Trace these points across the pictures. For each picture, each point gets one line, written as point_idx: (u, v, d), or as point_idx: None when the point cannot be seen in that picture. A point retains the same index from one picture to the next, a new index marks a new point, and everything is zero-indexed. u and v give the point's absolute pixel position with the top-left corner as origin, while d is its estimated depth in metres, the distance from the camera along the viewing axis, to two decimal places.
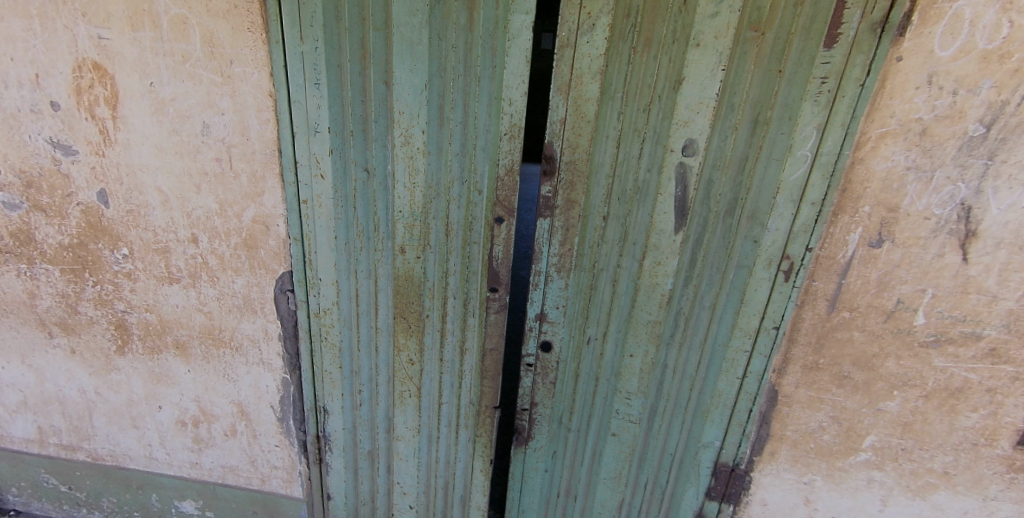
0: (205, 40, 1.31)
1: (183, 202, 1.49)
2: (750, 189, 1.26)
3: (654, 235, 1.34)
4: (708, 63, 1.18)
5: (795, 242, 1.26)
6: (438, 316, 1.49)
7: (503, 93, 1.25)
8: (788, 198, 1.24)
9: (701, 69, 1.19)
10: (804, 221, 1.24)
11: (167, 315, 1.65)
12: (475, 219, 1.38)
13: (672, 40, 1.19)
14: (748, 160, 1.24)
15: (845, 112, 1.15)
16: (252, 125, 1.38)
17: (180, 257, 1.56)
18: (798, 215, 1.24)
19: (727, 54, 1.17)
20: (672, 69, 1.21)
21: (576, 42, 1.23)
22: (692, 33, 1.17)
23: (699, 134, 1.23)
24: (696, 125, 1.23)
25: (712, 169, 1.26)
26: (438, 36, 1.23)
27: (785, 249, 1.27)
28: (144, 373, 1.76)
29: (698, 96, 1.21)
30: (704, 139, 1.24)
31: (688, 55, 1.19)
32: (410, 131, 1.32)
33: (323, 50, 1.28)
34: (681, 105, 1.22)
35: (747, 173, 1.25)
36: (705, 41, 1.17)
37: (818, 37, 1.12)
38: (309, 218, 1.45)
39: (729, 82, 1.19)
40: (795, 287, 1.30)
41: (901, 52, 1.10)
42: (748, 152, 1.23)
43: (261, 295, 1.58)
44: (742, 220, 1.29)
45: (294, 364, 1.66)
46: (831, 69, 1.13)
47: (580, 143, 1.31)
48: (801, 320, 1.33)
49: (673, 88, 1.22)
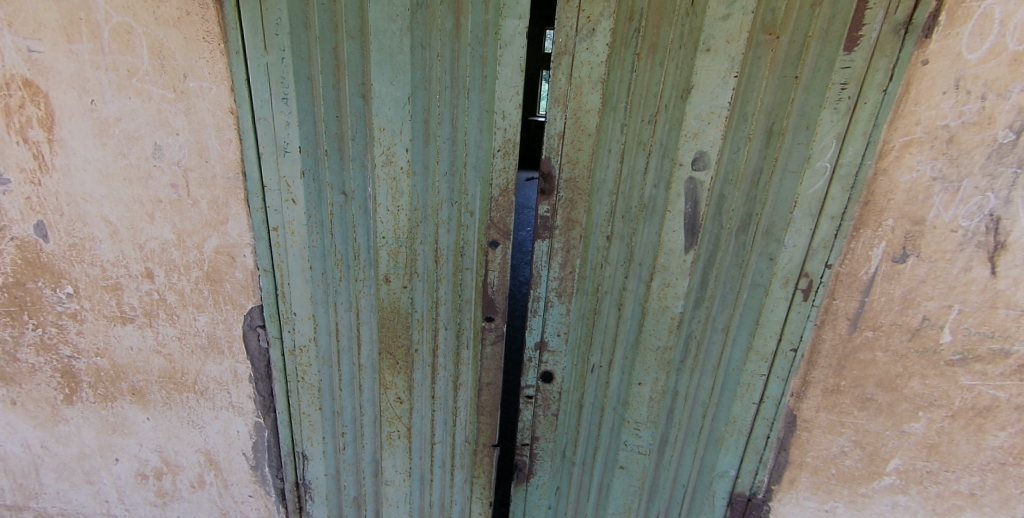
0: (153, 52, 1.15)
1: (135, 233, 1.32)
2: (766, 204, 1.16)
3: (662, 255, 1.23)
4: (719, 69, 1.08)
5: (815, 259, 1.17)
6: (428, 350, 1.35)
7: (496, 106, 1.14)
8: (807, 213, 1.14)
9: (712, 76, 1.08)
10: (823, 236, 1.15)
11: (121, 358, 1.47)
12: (467, 244, 1.25)
13: (680, 45, 1.09)
14: (762, 173, 1.14)
15: (866, 120, 1.06)
16: (212, 145, 1.22)
17: (133, 294, 1.38)
18: (817, 231, 1.15)
19: (739, 60, 1.07)
20: (679, 76, 1.11)
21: (575, 49, 1.13)
22: (701, 37, 1.07)
23: (711, 146, 1.13)
24: (707, 136, 1.12)
25: (724, 184, 1.16)
26: (421, 44, 1.10)
27: (804, 266, 1.18)
28: (96, 423, 1.56)
29: (707, 105, 1.10)
30: (715, 152, 1.13)
31: (697, 61, 1.08)
32: (391, 149, 1.18)
33: (291, 62, 1.13)
34: (689, 115, 1.11)
35: (761, 187, 1.15)
36: (716, 45, 1.06)
37: (837, 39, 1.03)
38: (281, 247, 1.30)
39: (741, 89, 1.09)
40: (814, 306, 1.21)
41: (927, 55, 1.02)
42: (762, 165, 1.14)
43: (227, 333, 1.41)
44: (758, 237, 1.19)
45: (268, 407, 1.49)
46: (852, 74, 1.04)
47: (581, 158, 1.21)
48: (821, 341, 1.24)
49: (681, 97, 1.12)
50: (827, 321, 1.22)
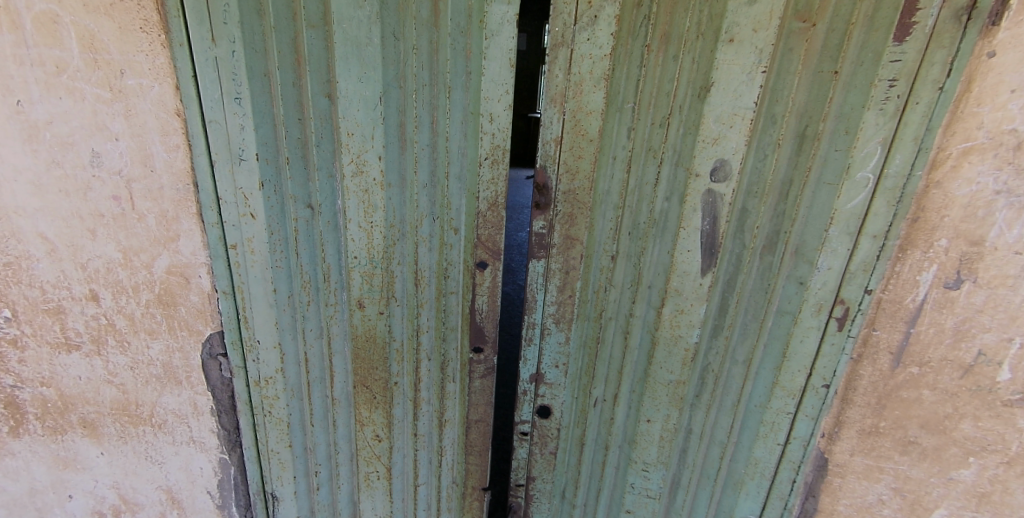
0: (84, 44, 0.99)
1: (76, 251, 1.16)
2: (796, 221, 0.99)
3: (674, 277, 1.07)
4: (743, 64, 0.91)
5: (852, 284, 1.00)
6: (409, 382, 1.20)
7: (481, 108, 0.98)
8: (845, 231, 0.97)
9: (735, 71, 0.92)
10: (862, 258, 0.98)
11: (69, 389, 1.31)
12: (451, 265, 1.10)
13: (697, 36, 0.93)
14: (792, 185, 0.97)
15: (917, 124, 0.89)
16: (157, 152, 1.06)
17: (79, 318, 1.23)
18: (856, 252, 0.98)
19: (768, 52, 0.90)
20: (696, 72, 0.94)
21: (574, 40, 0.97)
22: (723, 25, 0.90)
23: (733, 153, 0.97)
24: (729, 141, 0.96)
25: (747, 197, 1.00)
26: (394, 34, 0.94)
27: (840, 290, 1.01)
28: (46, 458, 1.41)
29: (729, 106, 0.94)
30: (737, 160, 0.97)
31: (717, 53, 0.92)
32: (362, 158, 1.02)
33: (243, 55, 0.98)
34: (708, 118, 0.95)
35: (792, 201, 0.98)
36: (740, 35, 0.90)
37: (886, 27, 0.86)
38: (241, 267, 1.14)
39: (770, 87, 0.93)
40: (850, 337, 1.05)
41: (994, 46, 0.85)
42: (793, 176, 0.97)
43: (184, 363, 1.26)
44: (786, 257, 1.02)
45: (233, 443, 1.34)
46: (903, 68, 0.87)
47: (582, 167, 1.05)
48: (858, 375, 1.08)
49: (698, 97, 0.95)
50: (864, 353, 1.06)
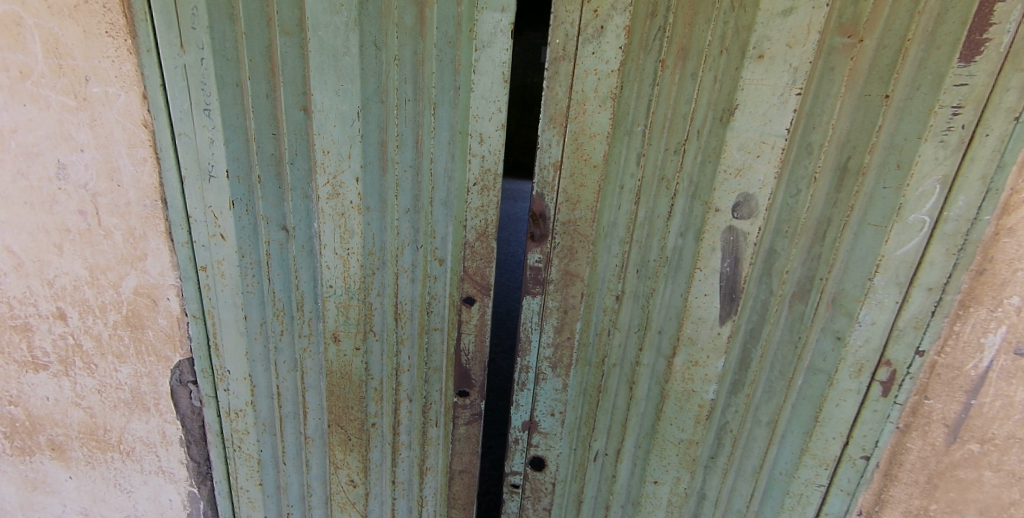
0: (48, 49, 0.92)
1: (42, 267, 1.09)
2: (833, 267, 0.84)
3: (687, 323, 0.93)
4: (774, 84, 0.78)
5: (901, 342, 0.84)
6: (388, 424, 1.08)
7: (470, 127, 0.89)
8: (894, 281, 0.81)
9: (765, 92, 0.78)
10: (914, 314, 0.82)
11: (37, 409, 1.24)
12: (435, 299, 0.99)
13: (720, 51, 0.80)
14: (831, 225, 0.83)
15: (987, 159, 0.73)
16: (124, 166, 0.98)
17: (46, 337, 1.15)
18: (907, 306, 0.82)
19: (804, 71, 0.77)
20: (718, 93, 0.81)
21: (577, 54, 0.85)
22: (750, 39, 0.77)
23: (760, 186, 0.83)
24: (756, 173, 0.82)
25: (775, 236, 0.86)
26: (375, 44, 0.84)
27: (885, 349, 0.85)
28: (15, 479, 1.32)
29: (757, 133, 0.80)
30: (764, 195, 0.83)
31: (742, 71, 0.78)
32: (339, 179, 0.92)
33: (212, 63, 0.88)
34: (730, 145, 0.82)
35: (829, 244, 0.83)
36: (771, 50, 0.76)
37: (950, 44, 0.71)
38: (212, 291, 1.05)
39: (805, 112, 0.79)
40: (896, 404, 0.88)
41: None
42: (831, 215, 0.82)
43: (153, 389, 1.17)
44: (820, 308, 0.87)
45: (203, 475, 1.25)
46: (971, 93, 0.71)
47: (584, 196, 0.93)
48: (904, 446, 0.92)
49: (719, 121, 0.82)
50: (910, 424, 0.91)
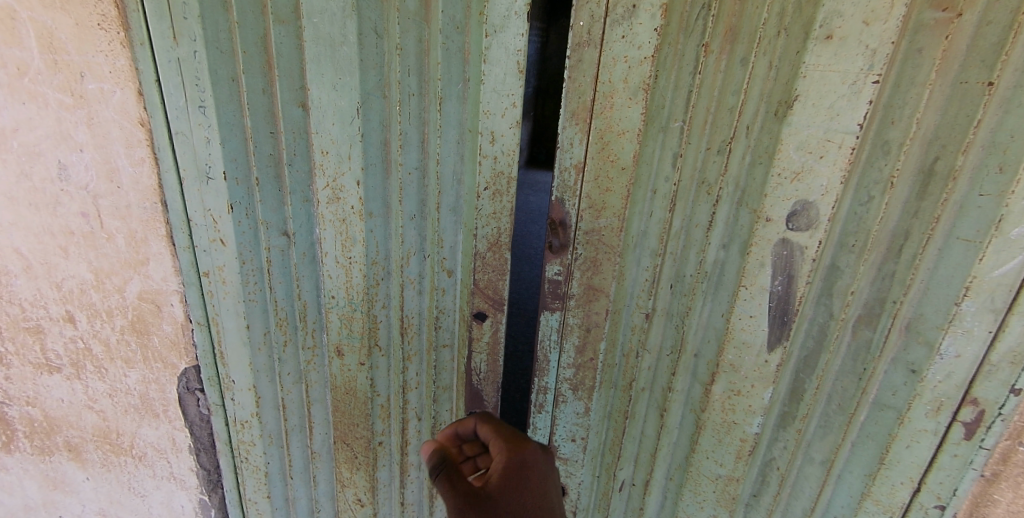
0: (44, 44, 0.87)
1: (50, 269, 1.06)
2: (909, 288, 0.71)
3: (727, 347, 0.81)
4: (845, 70, 0.63)
5: (991, 377, 0.70)
6: (396, 444, 1.03)
7: (480, 124, 0.79)
8: (986, 308, 0.66)
9: (832, 81, 0.64)
10: (1010, 347, 0.67)
11: (53, 411, 1.22)
12: (444, 313, 0.91)
13: (777, 32, 0.67)
14: (908, 239, 0.70)
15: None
16: (122, 167, 0.93)
17: (57, 340, 1.13)
18: (999, 336, 0.67)
19: (885, 53, 0.62)
20: (774, 82, 0.69)
21: (604, 38, 0.74)
22: (817, 15, 0.63)
23: (823, 194, 0.69)
24: (820, 178, 0.68)
25: (837, 250, 0.73)
26: (375, 31, 0.76)
27: (971, 384, 0.71)
28: (36, 477, 1.32)
29: (822, 129, 0.66)
30: (828, 203, 0.69)
31: (805, 55, 0.65)
32: (339, 182, 0.84)
33: (206, 56, 0.80)
34: (786, 144, 0.68)
35: (906, 261, 0.70)
36: (843, 29, 0.62)
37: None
38: (214, 298, 0.99)
39: (882, 103, 0.65)
40: (983, 449, 0.74)
41: None
42: (909, 227, 0.69)
43: (162, 396, 1.14)
44: (889, 334, 0.74)
45: (213, 484, 1.22)
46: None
47: (611, 202, 0.81)
48: (986, 496, 0.78)
49: (773, 115, 0.69)
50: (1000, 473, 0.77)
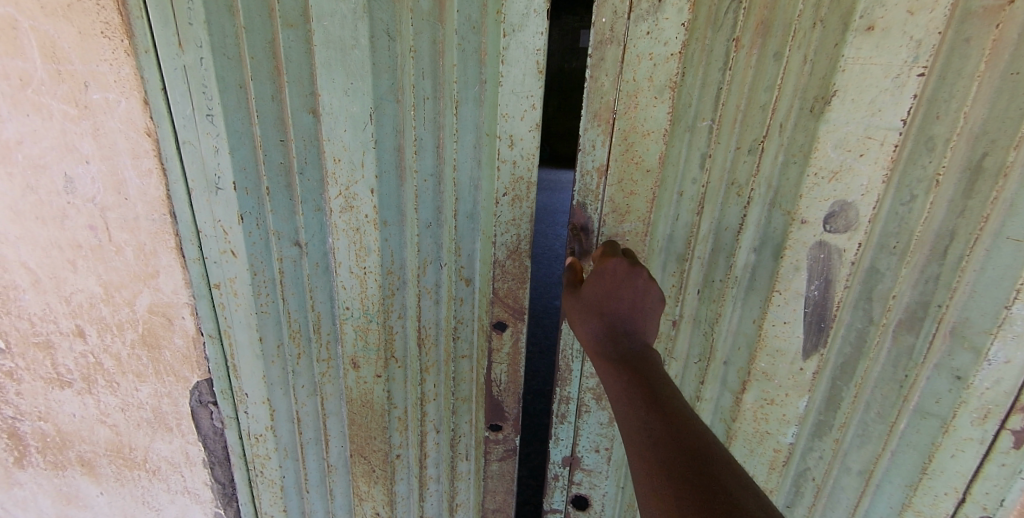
0: (46, 54, 0.84)
1: (59, 283, 1.03)
2: (956, 292, 0.67)
3: (760, 353, 0.78)
4: (886, 63, 0.61)
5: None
6: (414, 456, 1.01)
7: (498, 128, 0.79)
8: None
9: (874, 75, 0.61)
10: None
11: (65, 426, 1.20)
12: (462, 322, 0.90)
13: (813, 24, 0.63)
14: (954, 240, 0.66)
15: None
16: (130, 178, 0.91)
17: (68, 355, 1.11)
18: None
19: (930, 45, 0.59)
20: (809, 77, 0.65)
21: (628, 35, 0.71)
22: (857, 5, 0.59)
23: (863, 193, 0.67)
24: (861, 177, 0.66)
25: (877, 252, 0.70)
26: (387, 33, 0.73)
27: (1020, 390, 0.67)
28: (50, 491, 1.30)
29: (861, 125, 0.64)
30: (867, 203, 0.67)
31: (844, 47, 0.61)
32: (352, 190, 0.82)
33: (212, 63, 0.77)
34: (823, 142, 0.65)
35: (952, 264, 0.66)
36: (885, 19, 0.59)
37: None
38: (226, 311, 0.97)
39: (926, 96, 0.62)
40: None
41: None
42: (954, 227, 0.65)
43: (174, 409, 1.12)
44: (934, 339, 0.70)
45: (228, 497, 1.20)
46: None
47: (635, 205, 0.79)
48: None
49: (809, 111, 0.66)
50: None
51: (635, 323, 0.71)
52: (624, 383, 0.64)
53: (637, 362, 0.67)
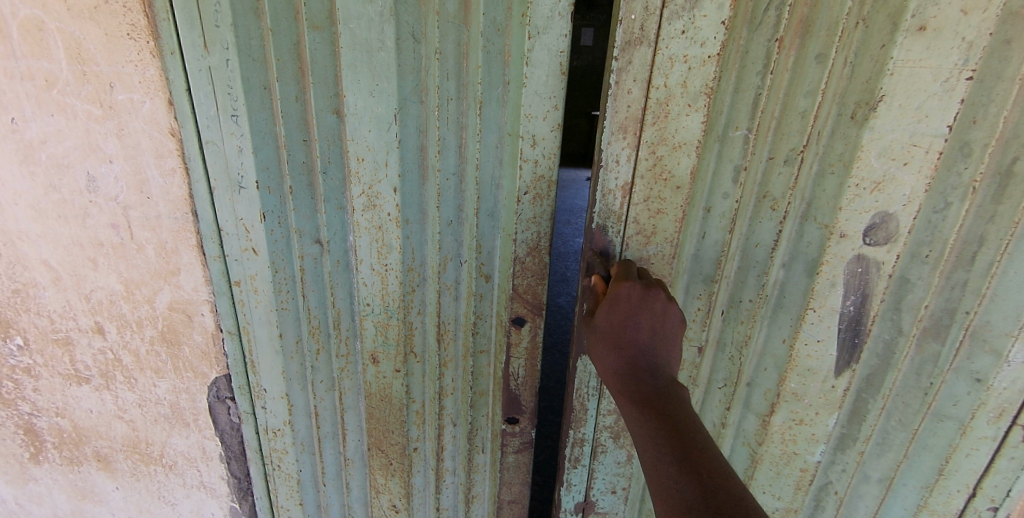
0: (71, 55, 0.85)
1: (80, 281, 1.05)
2: (983, 298, 0.73)
3: (794, 369, 0.84)
4: (930, 69, 0.64)
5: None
6: (431, 449, 1.04)
7: (521, 128, 0.81)
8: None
9: (917, 80, 0.65)
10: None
11: (82, 421, 1.21)
12: (482, 318, 0.94)
13: (857, 23, 0.65)
14: (983, 245, 0.70)
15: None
16: (153, 177, 0.92)
17: (87, 351, 1.12)
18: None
19: (980, 46, 0.62)
20: (849, 80, 0.68)
21: (661, 36, 0.72)
22: (909, 5, 0.62)
23: (903, 203, 0.71)
24: (903, 187, 0.70)
25: (909, 262, 0.74)
26: (413, 36, 0.75)
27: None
28: (65, 486, 1.32)
29: (907, 133, 0.67)
30: (908, 214, 0.71)
31: (894, 49, 0.64)
32: (375, 189, 0.84)
33: (238, 65, 0.78)
34: (867, 150, 0.69)
35: (980, 270, 0.72)
36: (937, 19, 0.62)
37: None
38: (245, 308, 0.98)
39: (965, 102, 0.65)
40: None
41: None
42: (985, 232, 0.70)
43: (192, 405, 1.13)
44: (958, 346, 0.76)
45: (244, 491, 1.22)
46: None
47: (662, 225, 0.83)
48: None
49: (850, 118, 0.69)
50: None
51: (655, 356, 0.73)
52: (653, 427, 0.65)
53: (661, 400, 0.67)
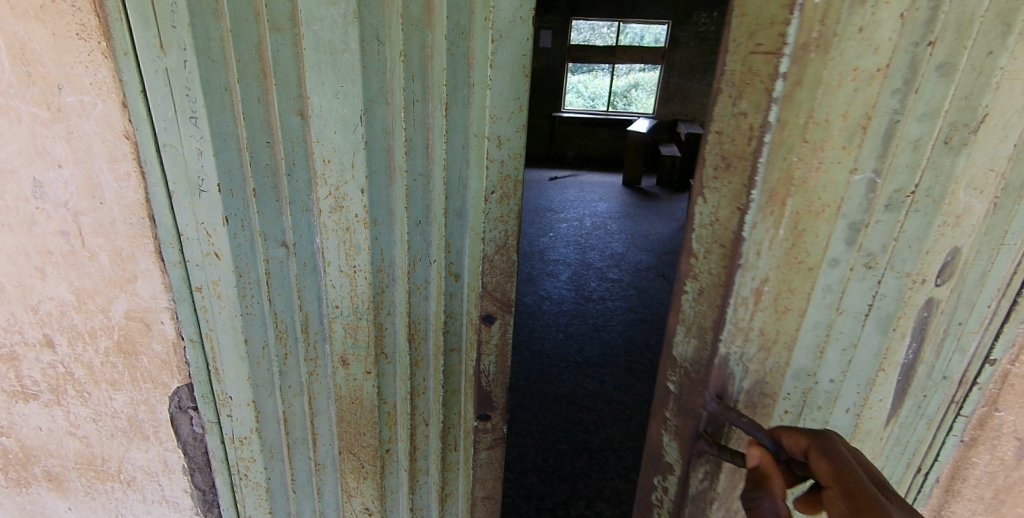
0: (14, 55, 0.81)
1: (26, 292, 0.99)
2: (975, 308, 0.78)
3: (867, 429, 0.82)
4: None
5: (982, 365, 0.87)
6: (404, 450, 1.05)
7: (487, 129, 0.83)
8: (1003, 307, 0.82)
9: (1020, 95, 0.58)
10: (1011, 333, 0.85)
11: (29, 440, 1.15)
12: (454, 317, 0.95)
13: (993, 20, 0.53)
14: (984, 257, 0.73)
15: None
16: (106, 182, 0.89)
17: (34, 366, 1.06)
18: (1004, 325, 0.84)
19: None
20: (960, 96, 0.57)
21: (829, 46, 0.56)
22: None
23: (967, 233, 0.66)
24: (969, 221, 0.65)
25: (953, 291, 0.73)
26: (376, 37, 0.75)
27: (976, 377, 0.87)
28: (12, 510, 1.25)
29: (991, 155, 0.61)
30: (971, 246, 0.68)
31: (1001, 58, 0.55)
32: (342, 190, 0.84)
33: (196, 66, 0.77)
34: (958, 181, 0.62)
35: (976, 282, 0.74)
36: None
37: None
38: (208, 314, 0.95)
39: None
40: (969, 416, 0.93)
41: None
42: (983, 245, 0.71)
43: (152, 417, 1.10)
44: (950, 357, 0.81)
45: (210, 503, 1.19)
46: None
47: (786, 323, 0.72)
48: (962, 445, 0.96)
49: (945, 144, 0.59)
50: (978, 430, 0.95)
51: None
52: None
53: None
